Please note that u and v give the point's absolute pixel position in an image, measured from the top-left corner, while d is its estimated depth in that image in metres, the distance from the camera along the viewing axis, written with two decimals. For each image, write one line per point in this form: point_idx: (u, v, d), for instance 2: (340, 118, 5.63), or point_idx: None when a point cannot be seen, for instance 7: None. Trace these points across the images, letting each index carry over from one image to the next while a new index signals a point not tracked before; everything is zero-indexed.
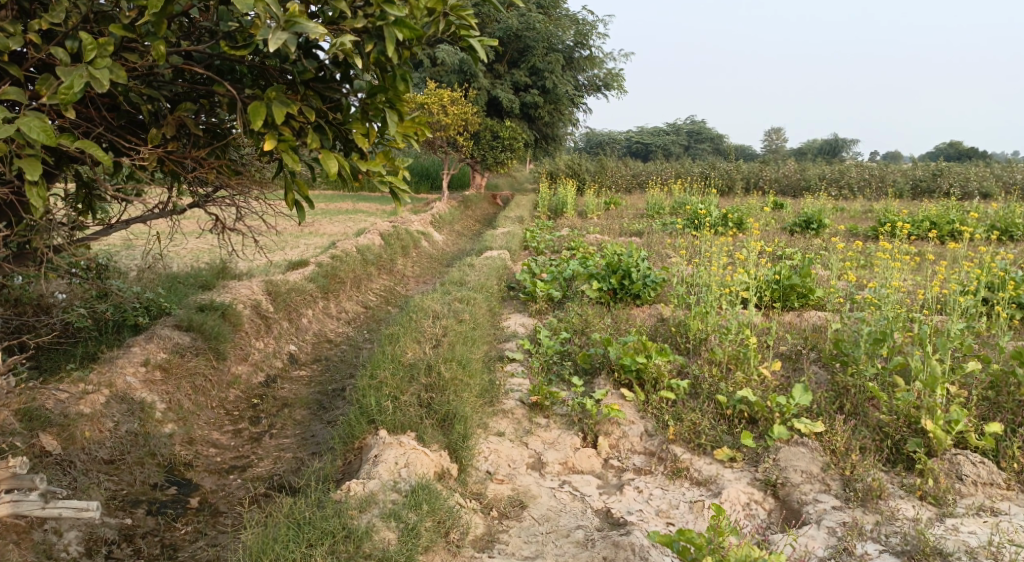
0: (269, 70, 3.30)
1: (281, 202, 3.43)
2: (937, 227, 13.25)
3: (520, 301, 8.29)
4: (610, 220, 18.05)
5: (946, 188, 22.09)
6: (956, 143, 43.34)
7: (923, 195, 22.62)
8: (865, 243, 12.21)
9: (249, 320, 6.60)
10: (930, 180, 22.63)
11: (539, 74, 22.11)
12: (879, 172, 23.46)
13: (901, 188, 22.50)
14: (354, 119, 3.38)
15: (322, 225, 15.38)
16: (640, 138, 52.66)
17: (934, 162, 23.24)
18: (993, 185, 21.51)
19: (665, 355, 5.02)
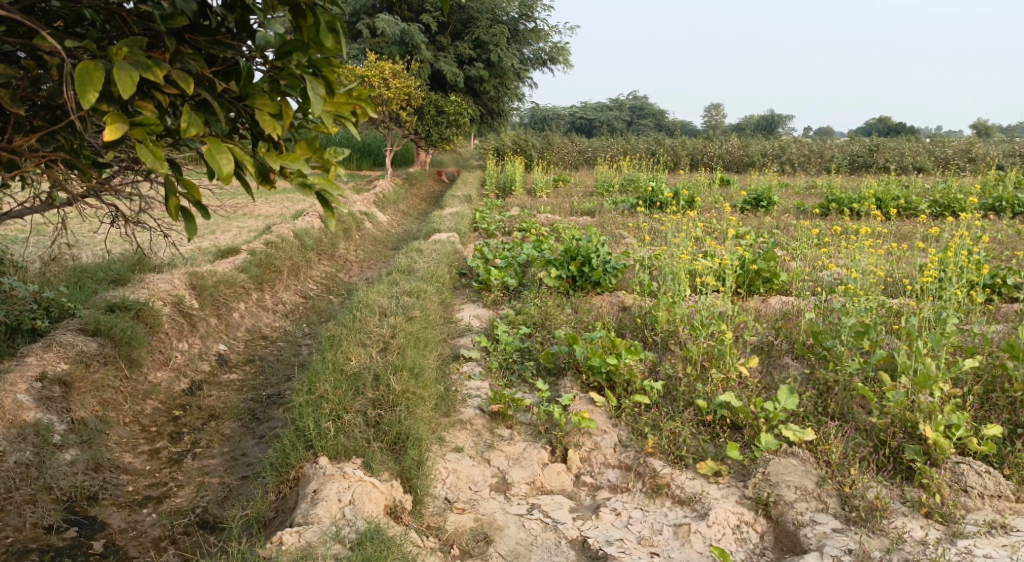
0: (122, 15, 2.66)
1: (161, 209, 2.81)
2: (885, 203, 13.14)
3: (469, 289, 7.76)
4: (559, 198, 17.56)
5: (885, 162, 22.20)
6: (887, 119, 44.07)
7: (860, 170, 22.70)
8: (817, 222, 11.99)
9: (170, 320, 6.06)
10: (869, 155, 22.69)
11: (483, 47, 21.42)
12: (819, 148, 23.52)
13: (842, 164, 22.60)
14: (259, 92, 2.78)
15: (258, 206, 14.59)
16: (584, 114, 52.16)
17: (872, 138, 23.38)
18: (927, 160, 21.72)
19: (635, 355, 4.60)
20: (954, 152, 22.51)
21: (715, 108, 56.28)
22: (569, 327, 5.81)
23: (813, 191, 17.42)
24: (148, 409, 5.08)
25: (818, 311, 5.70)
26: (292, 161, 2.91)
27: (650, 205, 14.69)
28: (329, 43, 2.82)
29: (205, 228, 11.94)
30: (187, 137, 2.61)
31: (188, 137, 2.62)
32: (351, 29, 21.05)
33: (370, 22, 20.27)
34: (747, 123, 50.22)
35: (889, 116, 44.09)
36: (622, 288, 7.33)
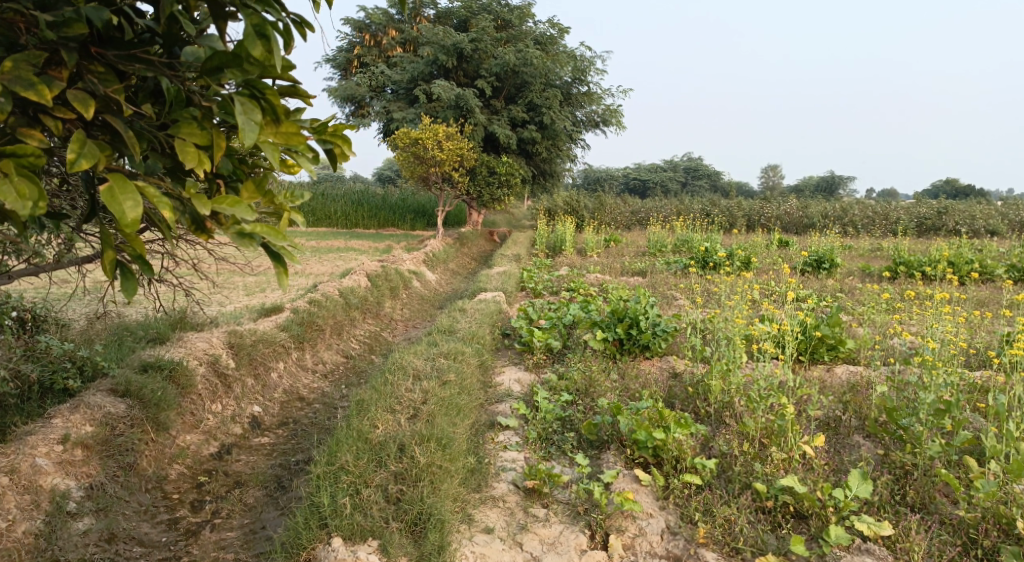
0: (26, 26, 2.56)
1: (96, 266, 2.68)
2: (955, 267, 12.48)
3: (513, 351, 7.46)
4: (611, 259, 17.27)
5: (953, 225, 21.35)
6: (952, 181, 42.86)
7: (927, 232, 21.84)
8: (884, 286, 11.40)
9: (204, 380, 5.91)
10: (936, 217, 21.83)
11: (537, 109, 21.54)
12: (882, 210, 22.79)
13: (907, 226, 21.80)
14: (185, 120, 2.68)
15: (309, 264, 14.65)
16: (638, 175, 52.02)
17: (938, 200, 22.54)
18: (999, 223, 20.79)
19: (687, 428, 4.20)
20: None
21: (771, 168, 55.61)
22: (615, 395, 5.44)
23: (878, 253, 16.74)
24: (172, 475, 4.87)
25: (889, 383, 5.22)
26: (232, 205, 2.71)
27: (705, 266, 14.26)
28: (260, 53, 2.67)
29: (253, 285, 11.95)
30: (73, 168, 2.48)
31: (75, 169, 2.49)
32: (408, 92, 21.40)
33: (426, 86, 20.59)
34: (805, 184, 49.39)
35: (954, 177, 42.83)
36: (673, 353, 6.93)
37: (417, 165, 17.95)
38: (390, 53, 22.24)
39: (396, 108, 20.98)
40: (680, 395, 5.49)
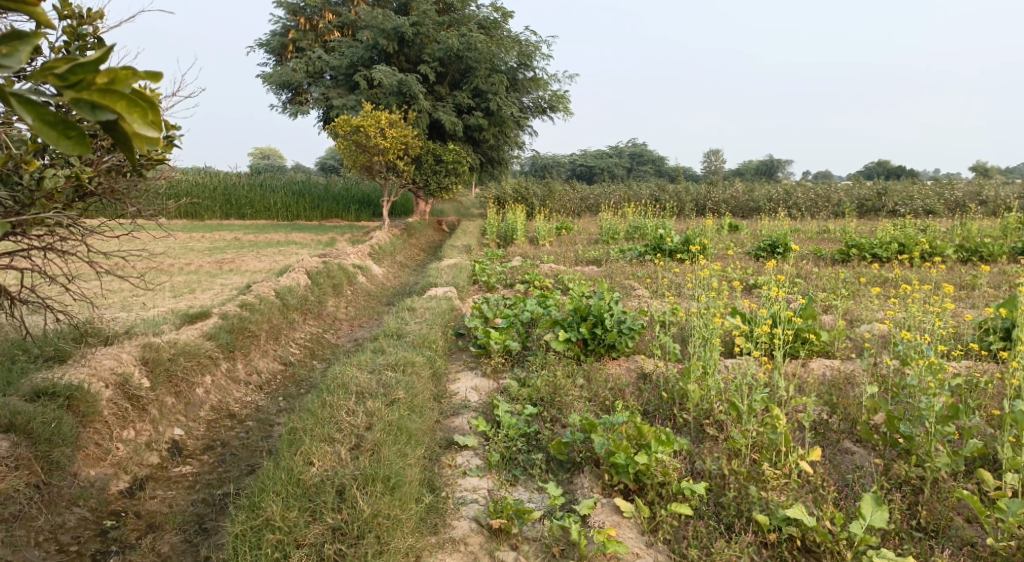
0: None
1: None
2: (907, 248, 12.28)
3: (465, 355, 6.85)
4: (562, 247, 16.79)
5: (894, 206, 21.46)
6: (886, 162, 43.67)
7: (870, 214, 21.93)
8: (840, 270, 11.15)
9: (110, 407, 5.28)
10: (877, 198, 21.91)
11: (483, 96, 20.83)
12: (825, 192, 22.81)
13: (848, 207, 21.85)
14: None
15: (246, 260, 13.78)
16: (584, 161, 51.62)
17: (881, 180, 22.62)
18: (938, 202, 20.94)
19: (669, 446, 3.66)
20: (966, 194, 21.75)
21: (715, 153, 55.91)
22: (583, 405, 4.88)
23: (828, 236, 16.59)
24: (71, 522, 4.38)
25: (879, 380, 4.77)
26: None
27: (659, 254, 13.86)
28: None
29: (182, 286, 11.09)
30: None
31: None
32: (347, 79, 20.49)
33: (367, 72, 19.73)
34: (747, 168, 49.77)
35: (888, 160, 43.64)
36: (640, 352, 6.41)
37: (359, 154, 17.11)
38: (328, 39, 21.31)
39: (336, 95, 20.06)
40: (653, 401, 4.95)
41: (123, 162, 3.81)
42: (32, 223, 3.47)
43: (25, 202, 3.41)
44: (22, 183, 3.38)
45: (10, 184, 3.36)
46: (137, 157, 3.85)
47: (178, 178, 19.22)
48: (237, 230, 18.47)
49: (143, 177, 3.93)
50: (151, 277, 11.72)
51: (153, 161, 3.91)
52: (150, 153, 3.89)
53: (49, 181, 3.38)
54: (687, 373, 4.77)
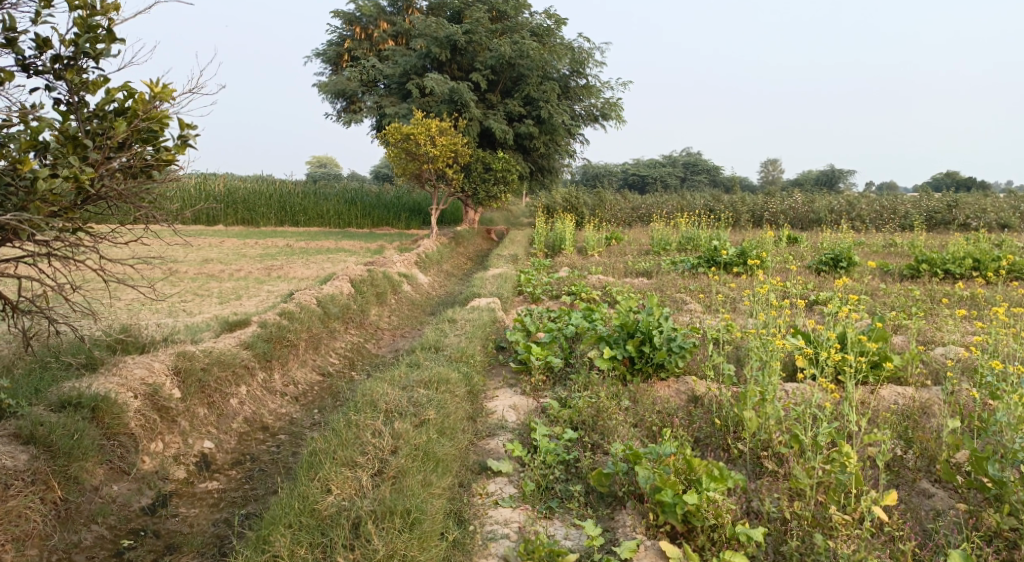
0: None
1: None
2: (982, 265, 11.54)
3: (507, 371, 6.54)
4: (612, 258, 16.37)
5: (965, 219, 20.43)
6: (954, 174, 41.99)
7: (938, 227, 20.94)
8: (907, 286, 10.52)
9: (138, 417, 5.12)
10: (946, 211, 20.91)
11: (534, 104, 20.58)
12: (890, 204, 21.88)
13: (914, 220, 20.90)
14: None
15: (293, 267, 13.76)
16: (637, 170, 50.94)
17: (951, 192, 21.59)
18: (1012, 216, 19.85)
19: (722, 484, 3.30)
20: None
21: (772, 162, 54.59)
22: (629, 431, 4.52)
23: (894, 250, 15.79)
24: (87, 540, 4.24)
25: (959, 412, 4.31)
26: None
27: (713, 267, 13.36)
28: None
29: (229, 292, 11.08)
30: None
31: None
32: (399, 87, 20.48)
33: (419, 81, 19.66)
34: (806, 178, 48.40)
35: (955, 171, 41.98)
36: (692, 373, 6.01)
37: (408, 162, 17.02)
38: (382, 48, 21.34)
39: (387, 103, 20.04)
40: (704, 428, 4.57)
41: (131, 163, 3.67)
42: (27, 228, 3.41)
43: (19, 205, 3.39)
44: (17, 187, 3.34)
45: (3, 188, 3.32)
46: (146, 159, 3.72)
47: (235, 187, 20.01)
48: (288, 236, 18.59)
49: (153, 180, 3.81)
50: (200, 283, 11.75)
51: (162, 163, 3.78)
52: (159, 155, 3.77)
53: (41, 183, 3.30)
54: (744, 399, 4.36)
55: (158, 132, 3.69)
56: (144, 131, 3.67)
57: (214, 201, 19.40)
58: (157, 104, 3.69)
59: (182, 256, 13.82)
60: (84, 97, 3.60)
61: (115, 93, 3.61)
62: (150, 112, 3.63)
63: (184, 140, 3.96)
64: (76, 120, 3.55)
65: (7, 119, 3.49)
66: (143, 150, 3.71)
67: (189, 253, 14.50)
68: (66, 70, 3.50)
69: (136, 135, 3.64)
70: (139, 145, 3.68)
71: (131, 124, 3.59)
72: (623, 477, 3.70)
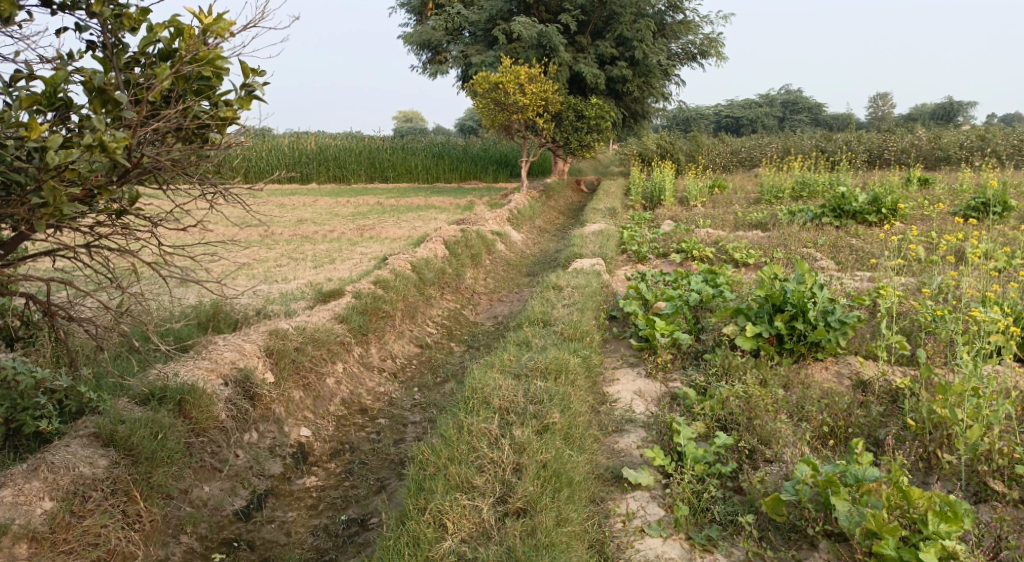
0: None
1: None
2: None
3: (626, 347, 5.79)
4: (718, 209, 15.26)
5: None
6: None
7: None
8: None
9: (228, 407, 4.59)
10: None
11: (627, 44, 19.31)
12: None
13: None
14: None
15: (385, 226, 13.30)
16: (730, 111, 48.33)
17: None
18: None
19: (958, 527, 2.74)
20: None
21: (880, 98, 50.76)
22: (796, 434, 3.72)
23: None
24: (175, 555, 3.80)
25: None
26: None
27: (837, 216, 12.19)
28: None
29: (323, 254, 10.66)
30: None
31: None
32: (486, 34, 19.51)
33: (506, 26, 18.71)
34: (917, 115, 44.69)
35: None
36: (853, 352, 5.22)
37: (497, 113, 16.18)
38: None
39: (474, 53, 19.14)
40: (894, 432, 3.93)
41: (180, 122, 3.10)
42: (49, 214, 2.87)
43: (34, 184, 2.81)
44: (28, 165, 2.78)
45: (11, 165, 2.77)
46: (199, 119, 3.15)
47: (326, 144, 19.57)
48: (379, 193, 18.18)
49: (209, 143, 3.22)
50: (293, 245, 11.38)
51: (220, 121, 3.19)
52: (215, 111, 3.17)
53: (53, 155, 2.73)
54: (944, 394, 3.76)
55: (210, 80, 3.10)
56: (193, 79, 3.09)
57: (306, 159, 19.07)
58: (209, 40, 3.10)
59: (275, 216, 13.54)
60: (122, 37, 3.06)
61: (158, 32, 3.03)
62: (197, 53, 3.02)
63: (249, 91, 3.34)
64: (110, 68, 3.00)
65: (33, 70, 2.96)
66: (195, 102, 3.11)
67: (281, 212, 14.23)
68: (93, 4, 2.93)
69: (183, 85, 3.07)
70: (190, 97, 3.10)
71: (174, 70, 3.00)
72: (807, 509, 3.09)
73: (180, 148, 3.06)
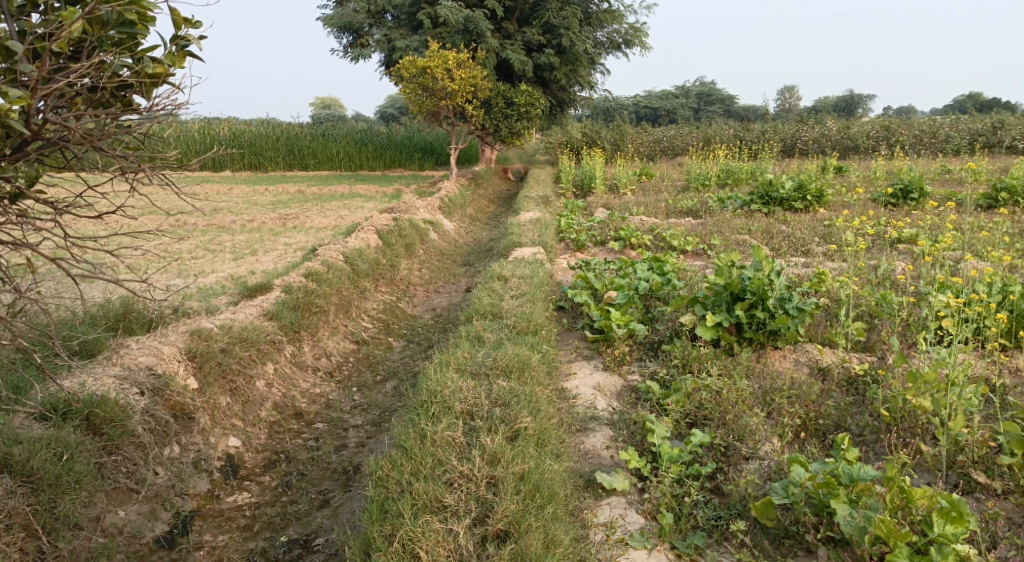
0: None
1: None
2: None
3: (580, 340, 5.53)
4: (648, 197, 15.25)
5: (1009, 143, 19.31)
6: (973, 96, 40.18)
7: (980, 151, 19.67)
8: (993, 221, 9.44)
9: (147, 419, 4.08)
10: (989, 133, 19.74)
11: (554, 32, 19.14)
12: (931, 127, 20.59)
13: (955, 145, 19.68)
14: None
15: (309, 216, 12.69)
16: (648, 102, 48.97)
17: (993, 114, 20.25)
18: None
19: (964, 528, 2.57)
20: None
21: (787, 90, 52.38)
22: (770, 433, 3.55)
23: (950, 178, 14.62)
24: None
25: None
26: None
27: (766, 204, 12.30)
28: None
29: (242, 246, 10.02)
30: None
31: None
32: (410, 18, 18.99)
33: (431, 10, 18.16)
34: (821, 106, 46.27)
35: (976, 93, 40.18)
36: (809, 340, 5.10)
37: (425, 99, 15.67)
38: None
39: (398, 36, 18.57)
40: (864, 423, 3.80)
41: (92, 81, 2.69)
42: None
43: None
44: None
45: None
46: (121, 76, 2.74)
47: (240, 129, 18.65)
48: (299, 181, 17.46)
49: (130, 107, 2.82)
50: (209, 236, 10.67)
51: (147, 79, 2.80)
52: (141, 68, 2.78)
53: None
54: (916, 383, 3.67)
55: (133, 27, 2.70)
56: (111, 26, 2.68)
57: (219, 145, 18.12)
58: None
59: (188, 206, 12.74)
60: None
61: None
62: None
63: (181, 46, 2.91)
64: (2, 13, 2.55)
65: None
66: (112, 56, 2.71)
67: (193, 201, 13.40)
68: None
69: (98, 33, 2.66)
70: (107, 50, 2.68)
71: (88, 12, 2.58)
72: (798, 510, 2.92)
73: (95, 112, 2.65)
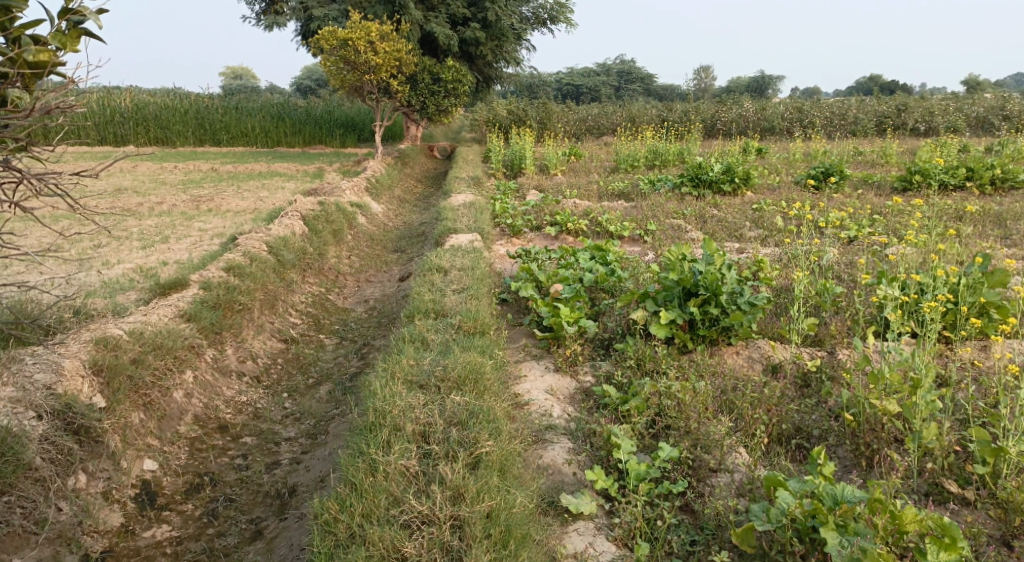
0: None
1: None
2: (977, 174, 10.87)
3: (527, 339, 5.26)
4: (578, 178, 15.06)
5: (914, 124, 19.91)
6: (879, 77, 41.49)
7: (890, 132, 20.25)
8: (915, 204, 9.60)
9: (46, 449, 3.66)
10: (897, 115, 20.34)
11: (478, 6, 18.65)
12: (843, 108, 21.07)
13: (866, 126, 20.19)
14: None
15: (226, 198, 11.96)
16: (570, 80, 48.80)
17: (901, 95, 20.83)
18: (960, 119, 19.35)
19: (957, 555, 2.53)
20: (995, 107, 20.07)
21: (704, 70, 53.14)
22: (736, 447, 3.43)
23: (865, 159, 14.95)
24: None
25: None
26: None
27: (696, 186, 12.26)
28: None
29: (153, 232, 9.32)
30: None
31: None
32: None
33: None
34: (737, 85, 47.06)
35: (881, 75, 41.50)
36: (764, 336, 4.88)
37: (347, 73, 14.99)
38: None
39: (315, 7, 17.74)
40: (831, 427, 3.68)
41: None
42: None
43: None
44: None
45: None
46: None
47: (145, 101, 17.57)
48: (213, 159, 16.55)
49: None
50: (117, 221, 9.91)
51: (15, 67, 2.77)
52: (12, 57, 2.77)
53: None
54: (880, 385, 3.55)
55: None
56: None
57: (121, 118, 17.08)
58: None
59: (91, 187, 11.83)
60: None
61: None
62: None
63: (71, 21, 2.84)
64: None
65: None
66: None
67: (96, 181, 12.47)
68: None
69: None
70: None
71: None
72: (780, 536, 2.76)
73: None
